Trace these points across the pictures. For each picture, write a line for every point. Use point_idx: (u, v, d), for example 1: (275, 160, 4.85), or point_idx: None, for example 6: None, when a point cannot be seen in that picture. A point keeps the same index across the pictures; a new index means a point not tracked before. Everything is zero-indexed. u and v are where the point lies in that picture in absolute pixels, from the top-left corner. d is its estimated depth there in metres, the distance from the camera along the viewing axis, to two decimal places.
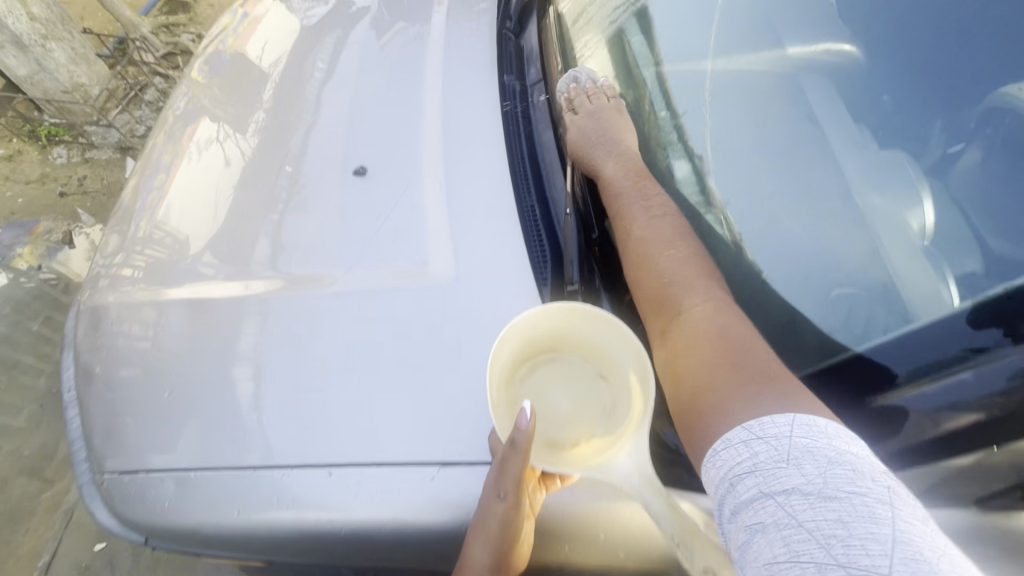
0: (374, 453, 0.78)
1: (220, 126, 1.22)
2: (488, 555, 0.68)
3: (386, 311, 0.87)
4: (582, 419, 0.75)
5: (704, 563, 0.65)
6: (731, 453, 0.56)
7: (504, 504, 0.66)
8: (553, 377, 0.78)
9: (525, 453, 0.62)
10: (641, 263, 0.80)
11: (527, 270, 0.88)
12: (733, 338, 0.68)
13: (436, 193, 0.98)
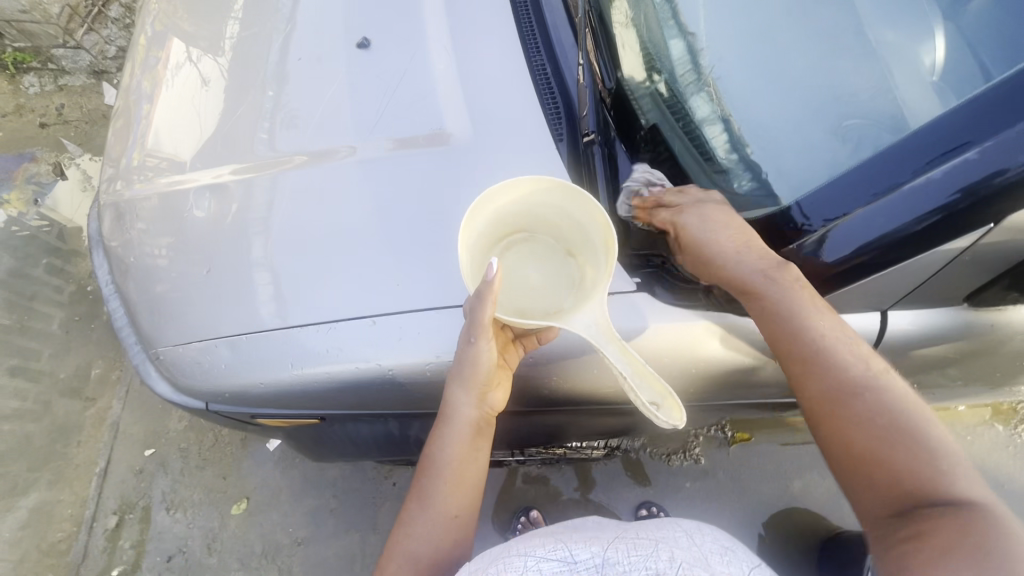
0: (413, 305, 0.84)
1: (189, 49, 1.15)
2: (467, 392, 0.77)
3: (410, 176, 0.90)
4: (551, 291, 0.84)
5: (649, 397, 0.63)
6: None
7: (477, 348, 0.74)
8: (527, 256, 0.87)
9: (493, 299, 0.69)
10: (819, 366, 0.70)
11: (543, 128, 0.91)
12: (957, 497, 0.59)
13: (445, 58, 0.97)
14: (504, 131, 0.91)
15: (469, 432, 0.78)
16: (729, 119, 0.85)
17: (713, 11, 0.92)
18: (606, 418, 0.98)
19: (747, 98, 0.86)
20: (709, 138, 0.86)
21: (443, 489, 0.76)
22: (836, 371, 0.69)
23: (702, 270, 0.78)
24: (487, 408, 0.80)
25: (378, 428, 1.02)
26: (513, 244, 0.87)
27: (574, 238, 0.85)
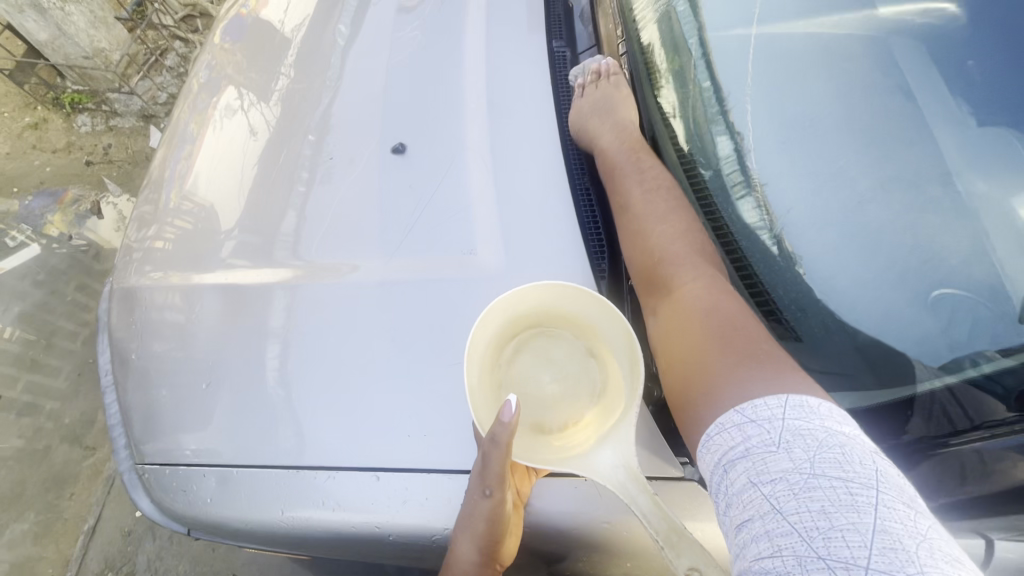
0: (423, 460, 0.74)
1: (240, 93, 1.12)
2: (474, 545, 0.64)
3: (432, 305, 0.82)
4: (569, 400, 0.69)
5: (690, 563, 0.48)
6: (718, 433, 0.57)
7: (491, 500, 0.61)
8: (539, 358, 0.72)
9: (507, 449, 0.57)
10: (641, 251, 0.80)
11: (583, 261, 0.82)
12: (718, 315, 0.68)
13: (481, 172, 0.90)
14: (543, 256, 0.83)
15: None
16: (780, 233, 0.83)
17: (766, 124, 0.89)
18: None
19: (813, 229, 0.80)
20: (761, 248, 0.83)
21: None
22: (651, 242, 0.79)
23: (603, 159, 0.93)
24: (498, 561, 0.66)
25: (374, 568, 0.90)
26: (524, 344, 0.73)
27: (597, 339, 0.70)
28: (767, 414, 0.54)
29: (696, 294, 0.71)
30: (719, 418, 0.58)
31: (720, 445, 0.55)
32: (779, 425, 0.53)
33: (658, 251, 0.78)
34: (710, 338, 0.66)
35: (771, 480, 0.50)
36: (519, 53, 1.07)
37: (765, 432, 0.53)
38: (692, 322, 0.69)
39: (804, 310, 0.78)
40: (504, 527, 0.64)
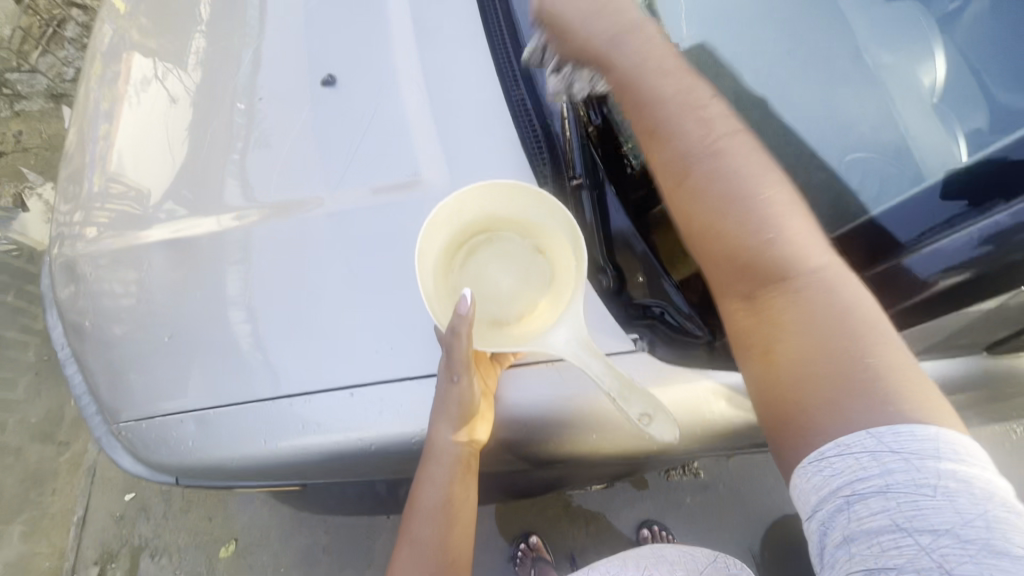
0: (394, 371, 0.78)
1: (156, 62, 1.07)
2: (452, 428, 0.69)
3: (383, 228, 0.83)
4: (524, 294, 0.72)
5: (642, 407, 0.59)
6: (840, 460, 0.48)
7: (460, 385, 0.66)
8: (492, 260, 0.75)
9: (469, 337, 0.62)
10: (712, 234, 0.60)
11: (525, 168, 0.84)
12: (825, 297, 0.55)
13: (416, 94, 0.90)
14: (489, 170, 0.84)
15: (458, 473, 0.70)
16: None
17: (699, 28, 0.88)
18: (606, 470, 0.93)
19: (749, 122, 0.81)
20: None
21: (430, 530, 0.69)
22: (733, 207, 0.59)
23: (632, 90, 0.65)
24: (474, 443, 0.72)
25: (367, 491, 0.96)
26: (476, 250, 0.75)
27: (544, 235, 0.74)
28: (917, 447, 0.46)
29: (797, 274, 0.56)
30: (844, 441, 0.49)
31: (845, 473, 0.48)
32: (932, 467, 0.45)
33: (740, 221, 0.58)
34: (827, 330, 0.53)
35: (927, 529, 0.44)
36: None
37: (913, 471, 0.46)
38: (795, 312, 0.55)
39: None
40: (474, 408, 0.68)
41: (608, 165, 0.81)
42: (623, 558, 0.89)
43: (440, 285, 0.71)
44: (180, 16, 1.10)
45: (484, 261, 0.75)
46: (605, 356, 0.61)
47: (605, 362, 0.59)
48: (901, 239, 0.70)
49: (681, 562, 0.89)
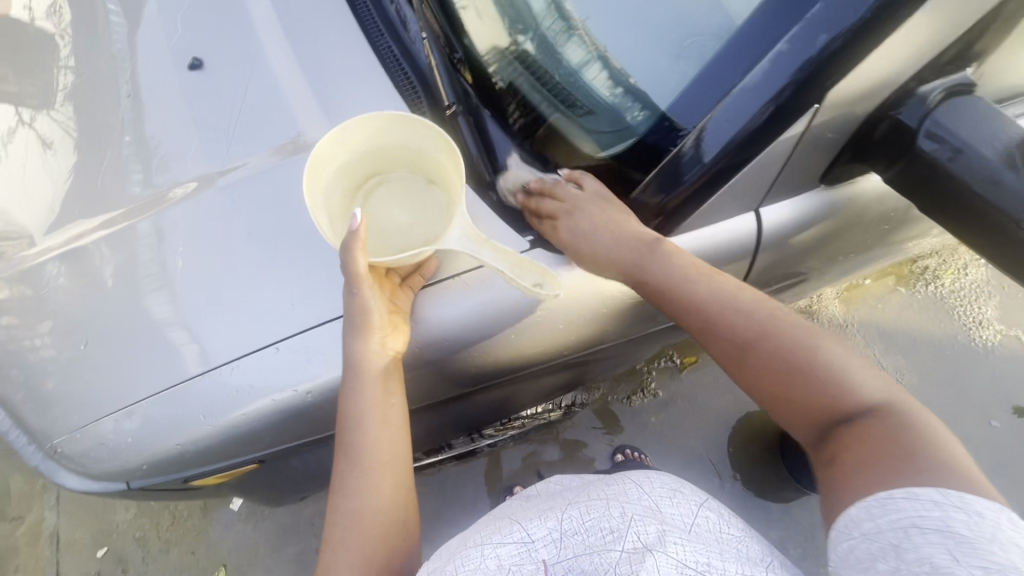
0: (316, 318, 0.81)
1: (13, 107, 1.01)
2: (363, 341, 0.75)
3: (280, 191, 0.86)
4: (421, 217, 0.85)
5: (534, 279, 0.74)
6: (906, 502, 0.58)
7: (359, 296, 0.74)
8: (388, 195, 0.88)
9: (361, 249, 0.72)
10: (743, 363, 0.76)
11: (404, 108, 0.88)
12: (854, 402, 0.68)
13: (284, 59, 0.92)
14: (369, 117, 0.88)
15: (377, 380, 0.76)
16: (604, 54, 0.77)
17: None
18: (545, 378, 1.01)
19: (608, 24, 0.76)
20: (592, 81, 0.79)
21: (372, 436, 0.77)
22: (721, 312, 0.78)
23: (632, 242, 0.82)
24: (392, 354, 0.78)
25: (324, 453, 0.99)
26: (372, 189, 0.88)
27: (424, 163, 0.86)
28: (982, 508, 0.56)
29: (794, 347, 0.72)
30: (914, 489, 0.58)
31: (907, 511, 0.57)
32: (993, 527, 0.55)
33: (742, 322, 0.77)
34: (838, 393, 0.69)
35: (975, 563, 0.52)
36: None
37: (974, 522, 0.55)
38: (773, 366, 0.73)
39: (607, 114, 0.80)
40: (381, 316, 0.75)
41: (478, 92, 0.87)
42: (607, 502, 0.77)
43: (340, 227, 0.83)
44: (28, 37, 1.05)
45: (381, 197, 0.87)
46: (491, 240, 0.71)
47: (490, 244, 0.69)
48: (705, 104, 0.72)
49: (675, 513, 0.75)
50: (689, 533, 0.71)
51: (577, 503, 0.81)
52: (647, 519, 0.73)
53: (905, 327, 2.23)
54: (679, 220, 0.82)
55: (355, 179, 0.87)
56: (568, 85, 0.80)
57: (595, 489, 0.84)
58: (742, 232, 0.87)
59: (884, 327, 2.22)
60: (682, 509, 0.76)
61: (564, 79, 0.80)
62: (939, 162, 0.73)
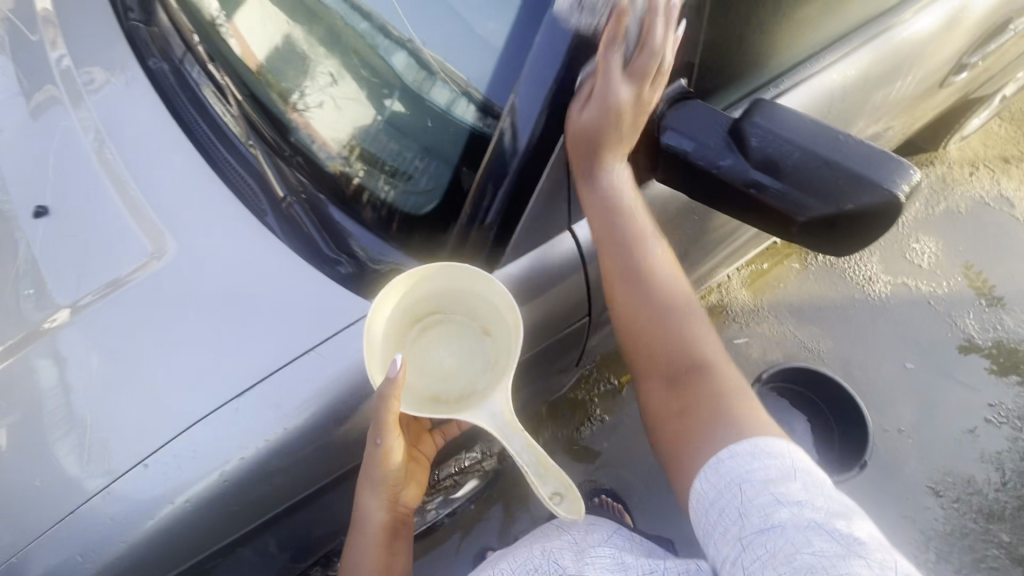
0: (178, 426, 0.80)
1: None
2: (374, 495, 0.91)
3: (131, 310, 0.87)
4: (460, 371, 0.93)
5: (553, 486, 0.76)
6: (731, 462, 0.74)
7: (380, 452, 0.85)
8: (440, 336, 0.95)
9: (394, 399, 0.77)
10: (650, 330, 0.90)
11: (240, 207, 0.92)
12: (721, 421, 0.78)
13: (128, 190, 0.97)
14: (210, 222, 0.92)
15: (380, 534, 0.93)
16: (473, 92, 0.91)
17: (415, 16, 0.93)
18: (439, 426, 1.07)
19: (443, 90, 0.92)
20: (462, 115, 0.92)
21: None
22: (635, 271, 0.91)
23: (651, 279, 0.92)
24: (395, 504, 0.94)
25: (238, 564, 0.96)
26: (426, 326, 0.95)
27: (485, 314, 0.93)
28: (776, 452, 0.73)
29: (695, 337, 0.88)
30: (731, 446, 0.75)
31: (735, 470, 0.73)
32: (779, 462, 0.72)
33: (666, 308, 0.90)
34: (695, 355, 0.86)
35: (790, 501, 0.68)
36: (116, 81, 1.09)
37: (781, 478, 0.70)
38: (670, 335, 0.88)
39: (450, 158, 0.93)
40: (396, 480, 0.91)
41: (306, 180, 0.95)
42: (543, 548, 0.88)
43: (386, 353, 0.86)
44: None
45: (434, 336, 0.95)
46: (523, 431, 0.80)
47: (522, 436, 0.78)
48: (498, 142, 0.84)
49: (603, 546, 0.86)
50: (616, 559, 0.83)
51: (520, 553, 0.90)
52: (566, 546, 0.88)
53: (810, 299, 2.40)
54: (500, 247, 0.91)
55: (420, 309, 0.94)
56: (415, 141, 0.94)
57: (526, 541, 0.96)
58: (565, 253, 1.00)
59: (791, 303, 2.39)
60: (594, 536, 0.89)
61: (418, 131, 0.94)
62: (684, 158, 0.81)
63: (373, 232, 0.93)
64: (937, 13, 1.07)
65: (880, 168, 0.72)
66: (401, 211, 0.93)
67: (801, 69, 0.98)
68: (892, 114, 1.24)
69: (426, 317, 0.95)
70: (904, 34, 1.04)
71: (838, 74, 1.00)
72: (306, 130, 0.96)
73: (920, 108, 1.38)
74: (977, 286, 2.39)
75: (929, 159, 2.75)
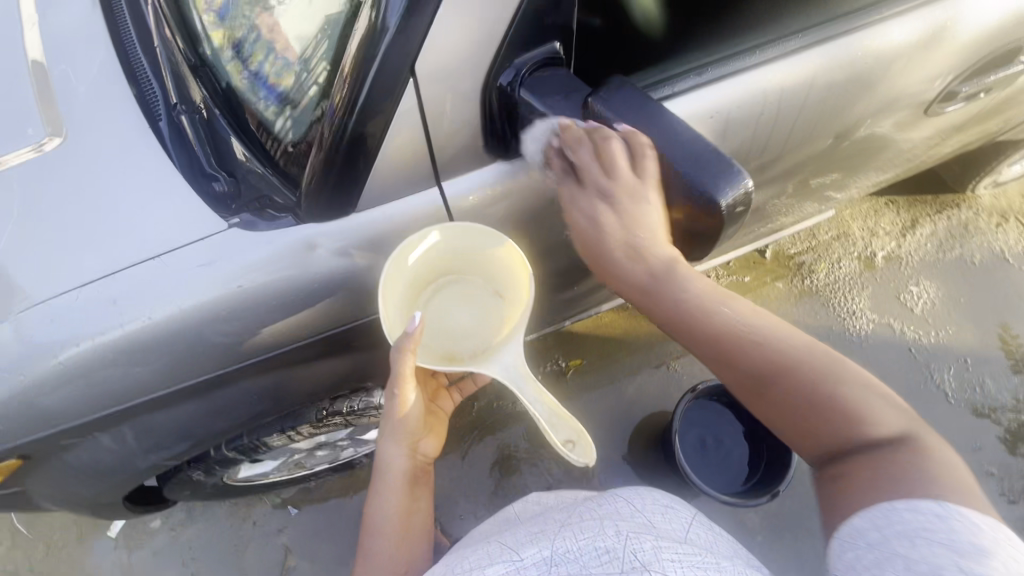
0: (25, 304, 0.84)
1: None
2: (397, 443, 1.06)
3: (11, 187, 0.90)
4: (473, 326, 1.12)
5: (567, 434, 0.87)
6: (909, 514, 0.61)
7: (396, 400, 0.99)
8: (455, 298, 1.14)
9: (410, 352, 0.90)
10: (773, 404, 0.76)
11: (136, 110, 0.95)
12: (899, 480, 0.64)
13: (43, 75, 1.00)
14: (107, 120, 0.94)
15: (401, 482, 1.05)
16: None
17: None
18: (308, 366, 1.07)
19: None
20: (367, 18, 0.73)
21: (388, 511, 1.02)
22: (721, 358, 0.80)
23: (716, 327, 0.80)
24: (414, 453, 1.08)
25: (94, 447, 1.02)
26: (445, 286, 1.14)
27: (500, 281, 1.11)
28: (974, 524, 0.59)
29: (810, 376, 0.74)
30: (916, 501, 0.61)
31: (915, 523, 0.60)
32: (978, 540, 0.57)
33: (791, 385, 0.75)
34: (847, 428, 0.70)
35: None
36: None
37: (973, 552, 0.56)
38: (788, 394, 0.75)
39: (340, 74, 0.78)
40: (415, 427, 1.07)
41: (208, 95, 0.98)
42: (601, 523, 0.77)
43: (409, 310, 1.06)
44: None
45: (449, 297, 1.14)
46: (535, 380, 0.94)
47: (533, 384, 0.91)
48: (359, 52, 0.74)
49: (668, 526, 0.77)
50: (684, 543, 0.73)
51: (571, 525, 0.81)
52: (642, 535, 0.73)
53: None
54: (354, 186, 0.83)
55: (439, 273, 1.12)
56: (327, 51, 0.82)
57: (576, 512, 0.86)
58: (427, 208, 0.90)
59: None
60: (673, 526, 0.77)
61: (336, 36, 0.80)
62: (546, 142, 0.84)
63: (252, 155, 0.93)
64: (905, 28, 0.97)
65: (713, 170, 0.72)
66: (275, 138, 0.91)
67: (727, 62, 0.91)
68: (855, 132, 1.14)
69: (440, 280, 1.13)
70: (860, 43, 0.95)
71: (770, 75, 0.92)
72: (270, 34, 0.90)
73: (900, 134, 1.26)
74: (968, 344, 2.23)
75: (956, 201, 2.55)
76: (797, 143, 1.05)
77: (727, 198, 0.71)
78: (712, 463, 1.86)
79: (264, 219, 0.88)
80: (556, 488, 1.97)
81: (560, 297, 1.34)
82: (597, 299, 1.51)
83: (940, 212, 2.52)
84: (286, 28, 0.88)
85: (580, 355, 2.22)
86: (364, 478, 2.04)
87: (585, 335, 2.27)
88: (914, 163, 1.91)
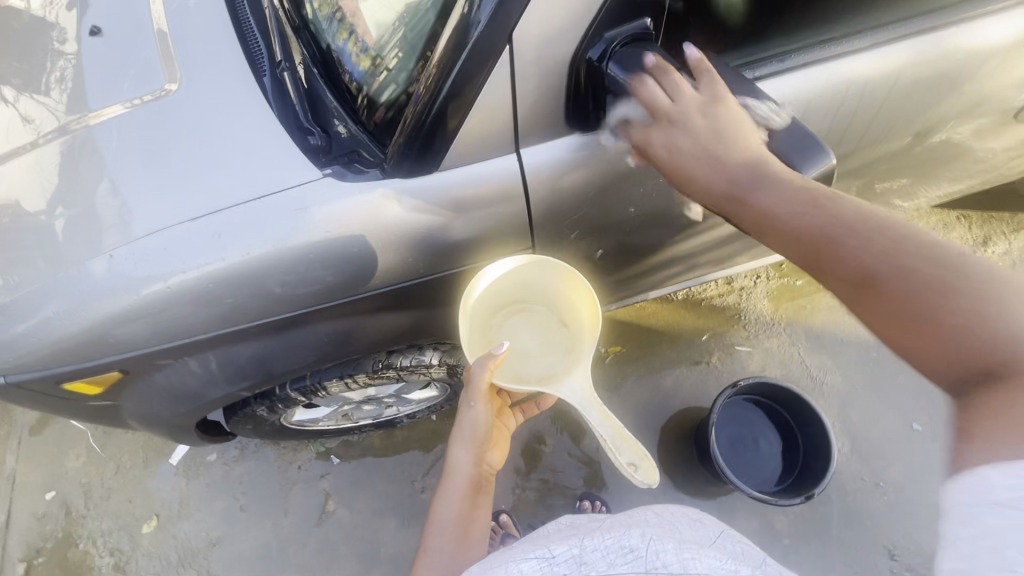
0: (138, 235, 0.94)
1: None
2: (467, 451, 1.10)
3: (128, 131, 1.01)
4: (541, 348, 1.17)
5: (630, 458, 0.89)
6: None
7: (474, 408, 1.08)
8: (524, 322, 1.21)
9: (489, 370, 1.02)
10: (912, 321, 0.66)
11: (241, 66, 1.03)
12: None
13: (163, 33, 1.10)
14: (214, 75, 1.03)
15: (467, 487, 1.07)
16: None
17: None
18: (376, 317, 1.15)
19: None
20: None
21: (451, 512, 1.03)
22: (812, 243, 0.75)
23: (835, 255, 0.73)
24: (482, 464, 1.11)
25: (182, 370, 1.13)
26: (515, 311, 1.21)
27: (568, 312, 1.18)
28: None
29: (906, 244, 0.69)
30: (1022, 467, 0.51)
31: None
32: None
33: (872, 258, 0.70)
34: (956, 316, 0.63)
35: None
36: None
37: None
38: (879, 285, 0.69)
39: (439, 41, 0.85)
40: (486, 437, 1.11)
41: (308, 56, 1.07)
42: (628, 526, 0.78)
43: (482, 333, 1.13)
44: None
45: (519, 321, 1.21)
46: (601, 405, 0.98)
47: (600, 408, 0.95)
48: (462, 22, 0.80)
49: (693, 534, 0.80)
50: (710, 550, 0.75)
51: (598, 527, 0.82)
52: (667, 539, 0.75)
53: (836, 331, 2.24)
54: (441, 148, 0.89)
55: (511, 298, 1.20)
56: (430, 20, 0.88)
57: (607, 518, 0.85)
58: (505, 172, 0.94)
59: (813, 329, 2.25)
60: (699, 536, 0.80)
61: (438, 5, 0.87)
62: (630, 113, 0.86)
63: (347, 115, 1.02)
64: (1002, 27, 0.95)
65: (805, 146, 0.79)
66: (367, 98, 0.99)
67: (811, 49, 0.91)
68: (936, 134, 1.11)
69: (511, 304, 1.21)
70: (955, 38, 0.93)
71: (855, 66, 0.91)
72: (352, 18, 1.01)
73: (981, 140, 1.23)
74: None
75: None
76: (876, 138, 1.04)
77: (811, 170, 0.78)
78: (751, 459, 1.87)
79: (352, 170, 0.95)
80: (587, 468, 2.02)
81: (612, 278, 1.37)
82: (646, 284, 1.53)
83: (1016, 230, 2.39)
84: (366, 15, 0.99)
85: (620, 343, 2.25)
86: (402, 438, 2.14)
87: (625, 324, 2.29)
88: (991, 175, 1.82)
